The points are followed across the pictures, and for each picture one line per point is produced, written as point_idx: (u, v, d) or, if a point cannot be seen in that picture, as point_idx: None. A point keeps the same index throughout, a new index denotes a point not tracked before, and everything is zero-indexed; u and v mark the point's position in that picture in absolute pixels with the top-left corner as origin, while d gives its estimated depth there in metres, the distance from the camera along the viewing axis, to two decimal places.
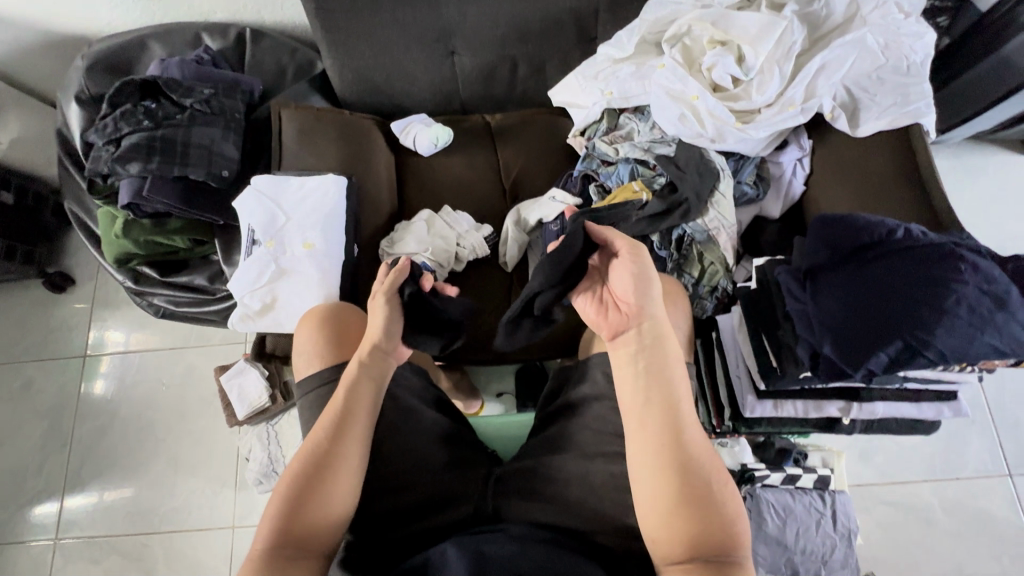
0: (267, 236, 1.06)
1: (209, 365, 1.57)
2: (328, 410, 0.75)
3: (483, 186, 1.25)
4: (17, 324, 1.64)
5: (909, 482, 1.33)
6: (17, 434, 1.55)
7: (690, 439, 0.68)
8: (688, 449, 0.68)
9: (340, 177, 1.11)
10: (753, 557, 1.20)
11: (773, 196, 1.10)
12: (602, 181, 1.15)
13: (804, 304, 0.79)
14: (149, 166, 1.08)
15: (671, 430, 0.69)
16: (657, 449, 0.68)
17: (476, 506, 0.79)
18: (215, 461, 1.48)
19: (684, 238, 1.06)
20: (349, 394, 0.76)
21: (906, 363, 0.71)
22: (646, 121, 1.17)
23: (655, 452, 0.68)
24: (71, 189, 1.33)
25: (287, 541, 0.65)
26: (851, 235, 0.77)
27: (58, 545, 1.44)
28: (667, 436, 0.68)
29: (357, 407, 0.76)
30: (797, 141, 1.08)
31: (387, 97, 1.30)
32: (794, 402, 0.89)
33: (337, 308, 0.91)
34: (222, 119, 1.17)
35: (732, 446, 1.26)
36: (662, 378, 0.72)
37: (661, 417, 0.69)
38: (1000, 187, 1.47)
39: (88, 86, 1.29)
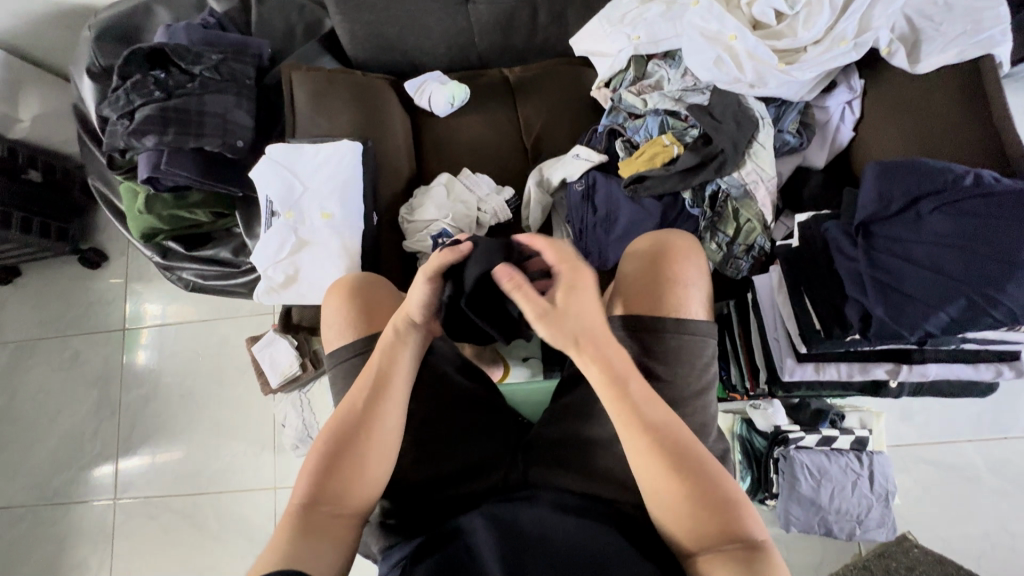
0: (285, 207, 1.04)
1: (241, 335, 1.61)
2: (365, 374, 0.76)
3: (504, 146, 1.20)
4: (59, 299, 1.70)
5: (953, 442, 1.28)
6: (71, 402, 1.63)
7: (681, 434, 0.67)
8: (681, 440, 0.66)
9: (355, 142, 1.07)
10: (784, 516, 1.19)
11: (817, 144, 1.01)
12: (629, 136, 1.08)
13: (855, 262, 0.72)
14: (165, 138, 1.07)
15: (656, 433, 0.66)
16: (654, 448, 0.65)
17: (505, 473, 0.78)
18: (254, 427, 1.54)
19: (718, 194, 1.00)
20: (385, 358, 0.76)
21: (968, 324, 0.65)
22: (677, 68, 1.08)
23: (648, 454, 0.65)
24: (94, 165, 1.33)
25: (325, 501, 0.67)
26: (909, 184, 0.70)
27: (117, 503, 1.54)
28: (654, 437, 0.66)
29: (395, 372, 0.76)
30: (847, 81, 0.98)
31: (400, 53, 1.23)
32: (837, 365, 0.84)
33: (366, 278, 0.90)
34: (234, 86, 1.14)
35: (766, 408, 1.21)
36: (634, 386, 0.68)
37: (642, 421, 0.66)
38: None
39: (98, 57, 1.25)
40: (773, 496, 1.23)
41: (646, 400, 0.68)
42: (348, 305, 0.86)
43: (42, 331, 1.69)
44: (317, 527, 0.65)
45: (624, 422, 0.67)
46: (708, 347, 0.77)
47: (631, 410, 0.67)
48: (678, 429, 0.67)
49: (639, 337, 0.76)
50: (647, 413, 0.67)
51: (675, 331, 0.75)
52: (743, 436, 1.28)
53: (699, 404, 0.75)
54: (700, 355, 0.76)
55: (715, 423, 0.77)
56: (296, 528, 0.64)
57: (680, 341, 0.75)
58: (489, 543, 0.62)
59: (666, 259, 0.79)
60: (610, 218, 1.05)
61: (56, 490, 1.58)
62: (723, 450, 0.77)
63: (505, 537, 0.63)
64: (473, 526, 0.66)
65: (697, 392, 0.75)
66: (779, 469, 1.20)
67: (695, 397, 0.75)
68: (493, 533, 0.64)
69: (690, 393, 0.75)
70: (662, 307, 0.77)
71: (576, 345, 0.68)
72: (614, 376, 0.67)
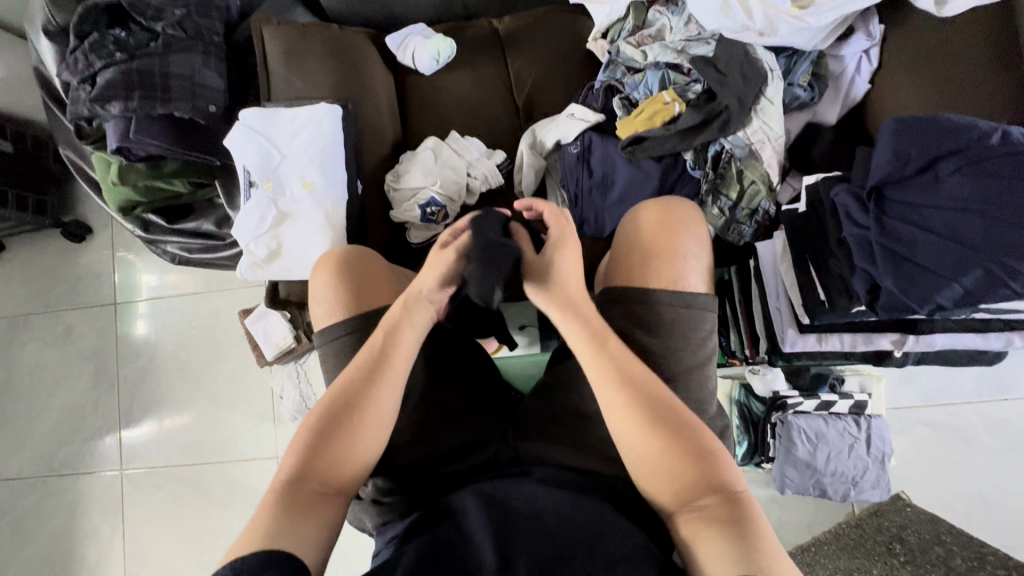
0: (263, 177, 0.99)
1: (233, 307, 1.58)
2: (367, 349, 0.73)
3: (494, 106, 1.12)
4: (47, 274, 1.67)
5: (952, 405, 1.28)
6: (69, 376, 1.63)
7: (664, 394, 0.66)
8: (663, 400, 0.65)
9: (334, 105, 1.00)
10: (779, 478, 1.20)
11: (829, 98, 0.95)
12: (628, 92, 1.01)
13: (866, 228, 0.67)
14: (130, 104, 1.00)
15: (637, 394, 0.65)
16: (631, 408, 0.65)
17: (497, 449, 0.75)
18: (253, 399, 1.55)
19: (722, 154, 0.94)
20: (387, 336, 0.73)
21: (984, 296, 0.61)
22: (680, 15, 1.00)
23: (630, 414, 0.64)
24: (64, 134, 1.26)
25: (312, 477, 0.65)
26: (929, 141, 0.65)
27: (124, 474, 1.57)
28: (633, 398, 0.65)
29: (395, 350, 0.73)
30: (866, 27, 0.90)
31: (379, 3, 1.14)
32: (841, 335, 0.81)
33: (353, 251, 0.86)
34: (201, 44, 1.05)
35: (765, 373, 1.22)
36: (610, 344, 0.68)
37: (622, 381, 0.66)
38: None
39: (53, 14, 1.15)
40: (769, 459, 1.24)
41: (621, 358, 0.68)
42: (337, 280, 0.82)
43: (33, 306, 1.67)
44: (303, 503, 0.63)
45: (602, 378, 0.66)
46: (707, 320, 0.73)
47: (609, 366, 0.67)
48: (656, 387, 0.66)
49: (636, 310, 0.73)
50: (631, 372, 0.67)
51: (671, 304, 0.72)
52: (740, 402, 1.28)
53: (697, 379, 0.73)
54: (698, 329, 0.73)
55: (713, 398, 0.75)
56: (282, 503, 0.63)
57: (676, 313, 0.72)
58: (480, 520, 0.61)
59: (657, 215, 0.76)
60: (606, 181, 0.99)
61: (63, 461, 1.60)
62: (722, 425, 0.75)
63: (497, 516, 0.61)
64: (464, 502, 0.65)
65: (696, 365, 0.73)
66: (777, 433, 1.20)
67: (693, 371, 0.72)
68: (485, 512, 0.62)
69: (688, 367, 0.72)
70: (660, 279, 0.73)
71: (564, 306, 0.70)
72: (593, 334, 0.68)
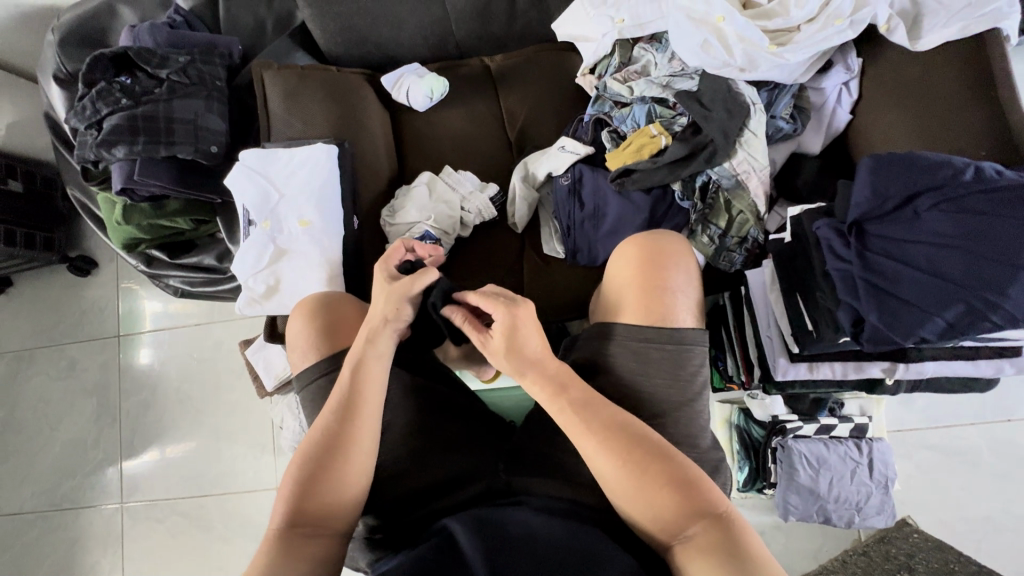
0: (262, 216, 1.01)
1: (234, 338, 1.60)
2: (335, 391, 0.74)
3: (487, 140, 1.15)
4: (53, 308, 1.69)
5: (954, 427, 1.27)
6: (71, 410, 1.65)
7: (635, 424, 0.67)
8: (637, 430, 0.66)
9: (330, 145, 1.03)
10: (782, 505, 1.18)
11: (812, 129, 0.97)
12: (616, 126, 1.03)
13: (848, 264, 0.69)
14: (135, 148, 1.04)
15: (609, 431, 0.65)
16: (604, 450, 0.64)
17: (487, 482, 0.76)
18: (255, 429, 1.55)
19: (709, 184, 0.96)
20: (354, 374, 0.74)
21: (967, 328, 0.63)
22: (664, 52, 1.03)
23: (604, 451, 0.64)
24: (71, 174, 1.31)
25: (303, 521, 0.65)
26: (907, 179, 0.66)
27: (125, 507, 1.57)
28: (605, 434, 0.65)
29: (365, 386, 0.74)
30: (844, 60, 0.93)
31: (375, 46, 1.18)
32: (832, 364, 0.82)
33: (329, 295, 0.88)
34: (203, 89, 1.10)
35: (763, 399, 1.19)
36: (574, 390, 0.69)
37: (591, 419, 0.66)
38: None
39: (64, 63, 1.21)
40: (771, 485, 1.22)
41: (589, 401, 0.68)
42: (310, 325, 0.84)
43: (39, 340, 1.69)
44: (296, 548, 0.63)
45: (573, 425, 0.67)
46: (696, 356, 0.74)
47: (577, 411, 0.67)
48: (625, 423, 0.66)
49: (626, 346, 0.74)
50: (596, 410, 0.67)
51: (658, 341, 0.73)
52: (740, 426, 1.27)
53: (688, 412, 0.73)
54: (687, 365, 0.73)
55: (706, 428, 0.75)
56: (278, 549, 0.63)
57: (663, 352, 0.73)
58: (471, 544, 0.61)
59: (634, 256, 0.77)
60: (598, 213, 1.01)
61: (64, 496, 1.60)
62: (716, 458, 0.74)
63: (488, 540, 0.61)
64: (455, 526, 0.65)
65: (685, 400, 0.73)
66: (778, 458, 1.19)
67: (683, 406, 0.73)
68: (476, 537, 0.62)
69: (677, 403, 0.73)
70: (647, 315, 0.74)
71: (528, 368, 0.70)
72: (556, 384, 0.69)
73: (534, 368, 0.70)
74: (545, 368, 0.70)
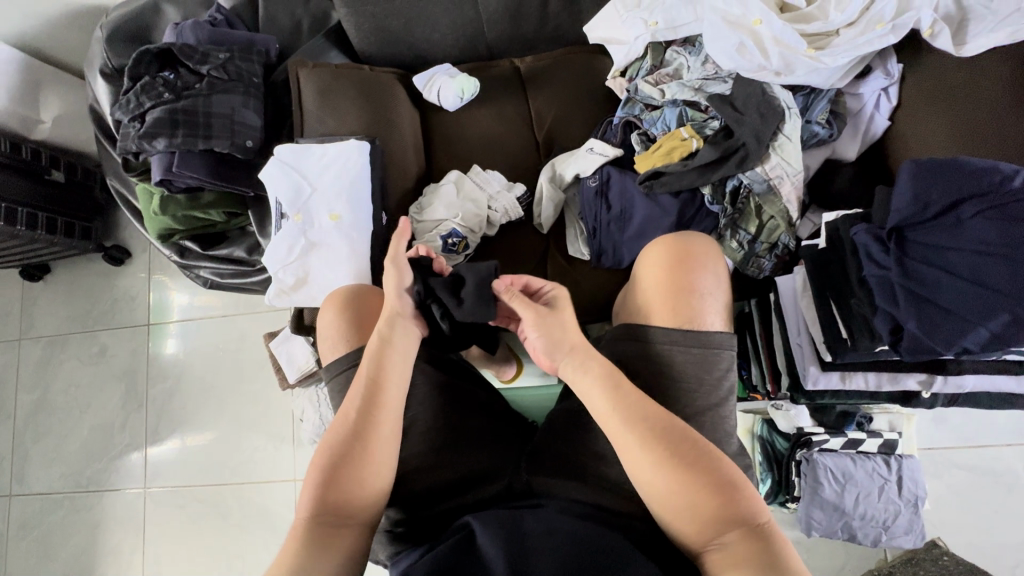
0: (294, 209, 1.03)
1: (258, 330, 1.63)
2: (356, 381, 0.74)
3: (516, 140, 1.16)
4: (86, 295, 1.75)
5: (989, 448, 1.22)
6: (101, 395, 1.69)
7: (677, 424, 0.66)
8: (678, 430, 0.65)
9: (362, 142, 1.05)
10: (804, 520, 1.15)
11: (848, 135, 0.95)
12: (646, 129, 1.03)
13: (887, 269, 0.67)
14: (174, 140, 1.07)
15: (647, 428, 0.65)
16: (644, 445, 0.64)
17: (507, 482, 0.76)
18: (275, 421, 1.57)
19: (740, 189, 0.95)
20: (374, 367, 0.75)
21: (1013, 340, 0.60)
22: (697, 55, 1.03)
23: (642, 447, 0.64)
24: (111, 165, 1.35)
25: (328, 511, 0.66)
26: (954, 184, 0.64)
27: (147, 492, 1.61)
28: (644, 431, 0.65)
29: (386, 377, 0.74)
30: (884, 66, 0.91)
31: (407, 46, 1.20)
32: (865, 374, 0.80)
33: (359, 288, 0.89)
34: (241, 85, 1.13)
35: (788, 411, 1.16)
36: (622, 383, 0.69)
37: (629, 415, 0.66)
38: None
39: (110, 58, 1.26)
40: (794, 498, 1.19)
41: (635, 398, 0.67)
42: (341, 316, 0.85)
43: (73, 326, 1.75)
44: (322, 538, 0.64)
45: (614, 416, 0.66)
46: (725, 359, 0.73)
47: (619, 402, 0.67)
48: (664, 423, 0.65)
49: (653, 348, 0.74)
50: (637, 407, 0.67)
51: (687, 344, 0.72)
52: (762, 437, 1.25)
53: (713, 417, 0.72)
54: (715, 368, 0.72)
55: (733, 435, 0.74)
56: (305, 540, 0.64)
57: (690, 355, 0.72)
58: (493, 543, 0.60)
59: (669, 253, 0.76)
60: (625, 216, 1.01)
61: (91, 478, 1.65)
62: (742, 464, 0.73)
63: (510, 540, 0.61)
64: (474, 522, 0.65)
65: (711, 405, 0.72)
66: (802, 471, 1.16)
67: (710, 411, 0.72)
68: (497, 535, 0.61)
69: (703, 407, 0.72)
70: (675, 317, 0.73)
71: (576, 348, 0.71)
72: (609, 372, 0.69)
73: (579, 351, 0.71)
74: (591, 354, 0.71)
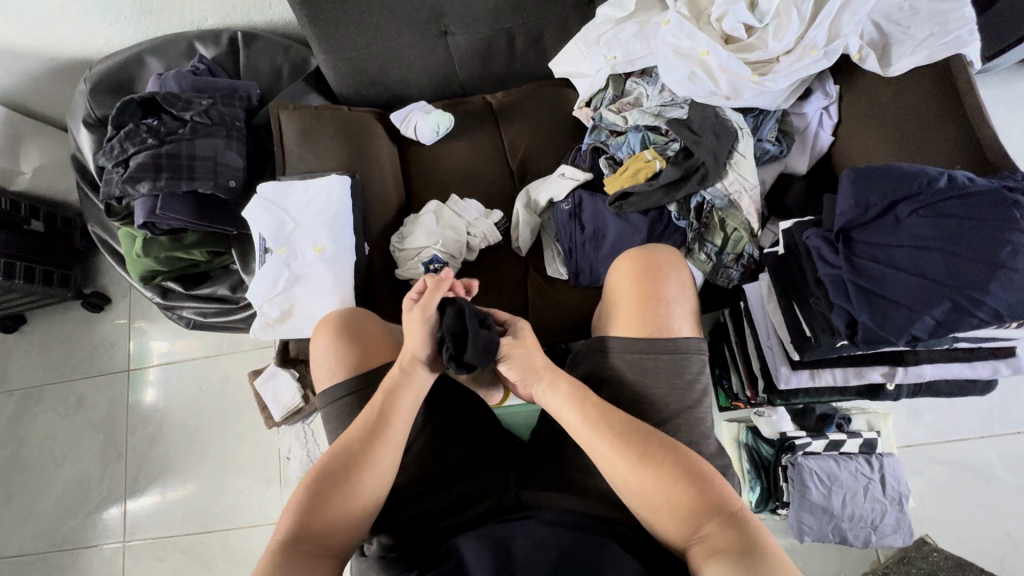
0: (278, 243, 1.06)
1: (243, 370, 1.62)
2: (366, 410, 0.75)
3: (491, 170, 1.21)
4: (64, 345, 1.72)
5: (964, 440, 1.26)
6: (78, 446, 1.64)
7: (648, 428, 0.69)
8: (650, 433, 0.68)
9: (343, 176, 1.09)
10: (796, 525, 1.16)
11: (797, 151, 1.03)
12: (613, 152, 1.10)
13: (838, 269, 0.72)
14: (158, 184, 1.10)
15: (620, 434, 0.68)
16: (619, 451, 0.67)
17: (497, 498, 0.77)
18: (261, 461, 1.54)
19: (704, 205, 1.01)
20: (384, 403, 0.75)
21: (956, 325, 0.66)
22: (655, 85, 1.10)
23: (615, 455, 0.67)
24: (93, 212, 1.37)
25: (306, 537, 0.65)
26: (890, 185, 0.71)
27: (126, 546, 1.54)
28: (616, 438, 0.67)
29: (397, 412, 0.75)
30: (822, 88, 1.00)
31: (384, 87, 1.27)
32: (833, 370, 0.85)
33: (351, 313, 0.91)
34: (224, 129, 1.17)
35: (769, 415, 1.21)
36: (592, 394, 0.72)
37: (603, 423, 0.69)
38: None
39: (94, 108, 1.31)
40: (784, 504, 1.20)
41: (606, 407, 0.71)
42: (334, 341, 0.86)
43: (49, 376, 1.71)
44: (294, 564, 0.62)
45: (589, 426, 0.69)
46: (693, 363, 0.76)
47: (593, 413, 0.70)
48: (639, 425, 0.69)
49: (625, 357, 0.77)
50: (608, 416, 0.69)
51: (656, 352, 0.75)
52: (749, 445, 1.26)
53: (690, 421, 0.75)
54: (684, 372, 0.75)
55: (711, 436, 0.76)
56: (274, 562, 0.62)
57: (662, 362, 0.75)
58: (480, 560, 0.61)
59: (636, 276, 0.80)
60: (598, 235, 1.06)
61: (66, 536, 1.58)
62: (723, 464, 0.75)
63: (496, 556, 0.61)
64: (463, 543, 0.65)
65: (687, 409, 0.75)
66: (789, 476, 1.17)
67: (686, 415, 0.75)
68: (483, 552, 0.62)
69: (679, 411, 0.75)
70: (644, 327, 0.77)
71: (546, 369, 0.75)
72: (577, 386, 0.72)
73: (547, 372, 0.74)
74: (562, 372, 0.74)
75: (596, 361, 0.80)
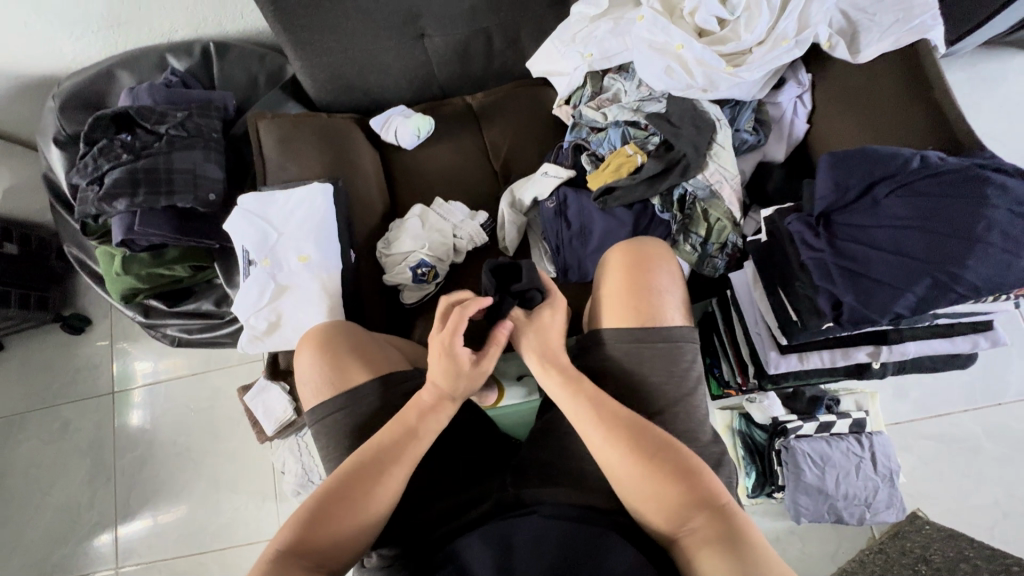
0: (261, 255, 1.04)
1: (232, 385, 1.59)
2: (387, 427, 0.75)
3: (475, 172, 1.22)
4: (44, 370, 1.68)
5: (949, 415, 1.30)
6: (64, 472, 1.60)
7: (638, 418, 0.70)
8: (641, 423, 0.69)
9: (326, 184, 1.07)
10: (792, 507, 1.18)
11: (775, 139, 1.05)
12: (594, 149, 1.11)
13: (821, 252, 0.74)
14: (136, 200, 1.07)
15: (614, 420, 0.69)
16: (611, 441, 0.68)
17: (496, 499, 0.75)
18: (254, 477, 1.52)
19: (686, 197, 1.02)
20: (405, 422, 0.75)
21: (936, 302, 0.68)
22: (632, 80, 1.11)
23: (608, 443, 0.68)
24: (68, 232, 1.33)
25: (310, 551, 0.65)
26: (867, 168, 0.73)
27: (119, 572, 1.50)
28: (609, 427, 0.69)
29: (417, 435, 0.74)
30: (795, 77, 1.03)
31: (363, 92, 1.26)
32: (820, 353, 0.86)
33: (334, 327, 0.90)
34: (201, 141, 1.15)
35: (761, 401, 1.23)
36: (586, 382, 0.73)
37: (595, 412, 0.70)
38: (1005, 99, 1.45)
39: (65, 126, 1.28)
40: (780, 488, 1.22)
41: (598, 395, 0.72)
42: (318, 358, 0.86)
43: (30, 403, 1.66)
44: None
45: (581, 414, 0.70)
46: (687, 352, 0.77)
47: (585, 402, 0.71)
48: (632, 417, 0.70)
49: (621, 348, 0.77)
50: (601, 405, 0.71)
51: (651, 341, 0.76)
52: (742, 432, 1.28)
53: (686, 409, 0.76)
54: (680, 360, 0.76)
55: (706, 423, 0.77)
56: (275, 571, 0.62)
57: (657, 351, 0.76)
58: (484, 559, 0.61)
59: (632, 261, 0.81)
60: (584, 231, 1.06)
61: (56, 565, 1.53)
62: (719, 451, 0.76)
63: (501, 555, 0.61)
64: (467, 545, 0.65)
65: (682, 398, 0.76)
66: (783, 461, 1.19)
67: (681, 404, 0.76)
68: (487, 552, 0.62)
69: (675, 400, 0.76)
70: (640, 316, 0.77)
71: (540, 360, 0.76)
72: (569, 377, 0.73)
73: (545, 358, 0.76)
74: (560, 360, 0.75)
75: (590, 355, 0.81)
